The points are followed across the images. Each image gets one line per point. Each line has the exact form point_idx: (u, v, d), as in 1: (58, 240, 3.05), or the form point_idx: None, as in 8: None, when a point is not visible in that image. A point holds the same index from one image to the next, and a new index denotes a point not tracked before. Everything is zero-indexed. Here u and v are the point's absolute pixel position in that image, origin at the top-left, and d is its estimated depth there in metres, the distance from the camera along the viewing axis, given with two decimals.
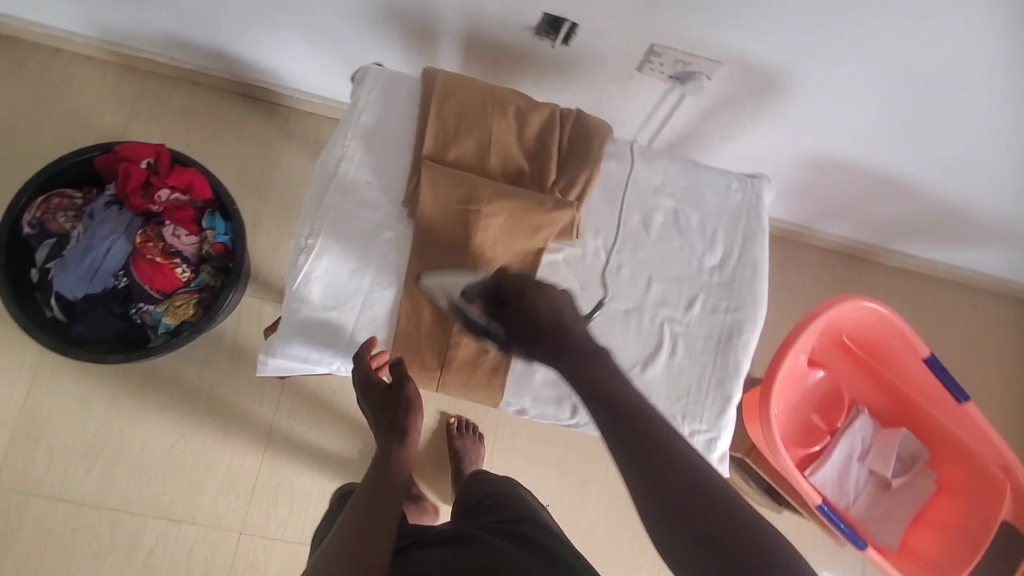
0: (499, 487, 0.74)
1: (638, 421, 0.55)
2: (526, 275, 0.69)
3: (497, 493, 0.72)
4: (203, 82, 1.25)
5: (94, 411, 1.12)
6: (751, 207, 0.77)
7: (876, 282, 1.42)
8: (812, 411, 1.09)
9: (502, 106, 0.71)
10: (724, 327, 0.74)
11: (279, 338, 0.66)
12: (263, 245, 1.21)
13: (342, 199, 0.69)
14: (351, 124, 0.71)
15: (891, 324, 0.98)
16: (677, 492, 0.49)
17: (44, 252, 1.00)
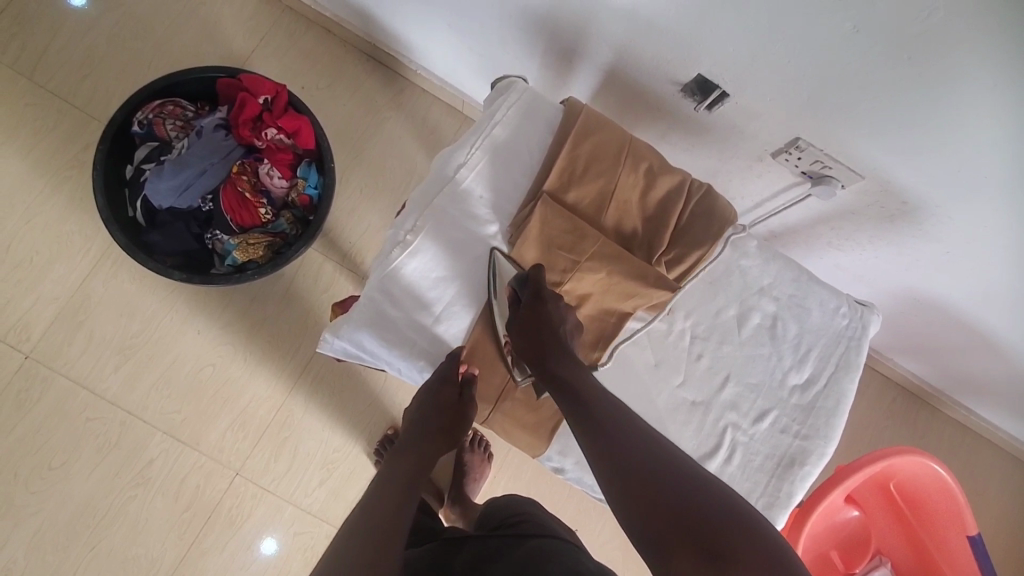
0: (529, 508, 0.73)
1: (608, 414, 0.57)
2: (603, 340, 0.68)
3: (524, 510, 0.71)
4: (335, 33, 1.26)
5: (140, 313, 1.14)
6: (853, 336, 0.72)
7: (934, 429, 1.34)
8: (833, 546, 1.05)
9: (635, 162, 0.68)
10: (788, 452, 0.70)
11: (346, 323, 0.65)
12: (343, 204, 1.22)
13: (452, 205, 0.66)
14: (481, 132, 0.68)
15: (949, 493, 0.93)
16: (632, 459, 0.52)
17: (144, 152, 1.01)
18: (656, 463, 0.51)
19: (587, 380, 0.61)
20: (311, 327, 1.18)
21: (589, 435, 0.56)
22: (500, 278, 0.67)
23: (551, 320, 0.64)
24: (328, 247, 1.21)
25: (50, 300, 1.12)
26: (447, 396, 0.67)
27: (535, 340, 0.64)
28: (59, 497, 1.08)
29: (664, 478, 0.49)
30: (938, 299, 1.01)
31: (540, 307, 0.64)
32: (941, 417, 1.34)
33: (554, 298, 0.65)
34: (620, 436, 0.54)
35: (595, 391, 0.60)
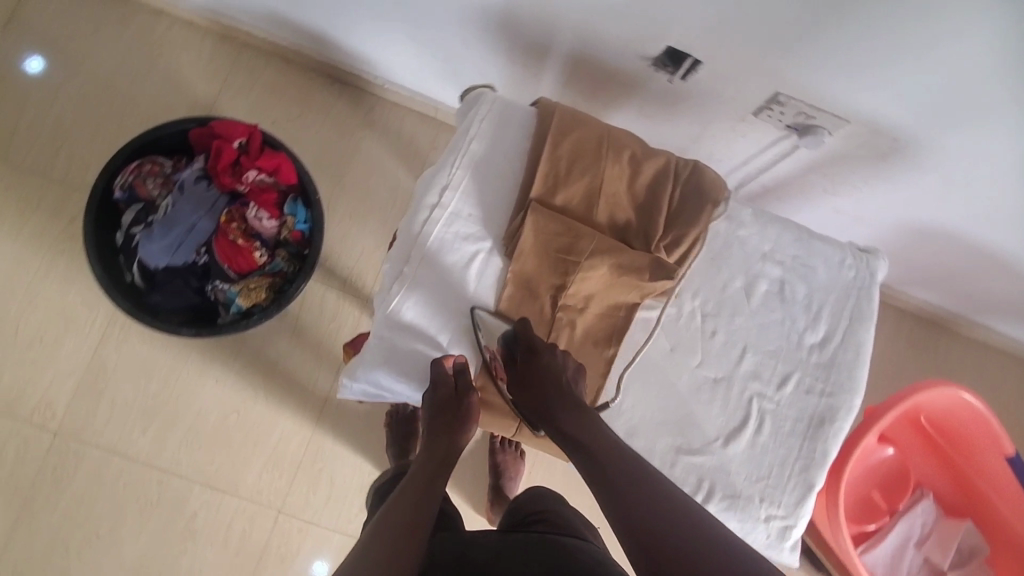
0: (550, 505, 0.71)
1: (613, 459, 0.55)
2: (616, 333, 0.68)
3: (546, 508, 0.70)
4: (296, 61, 1.24)
5: (157, 373, 1.15)
6: (863, 286, 0.72)
7: (956, 352, 1.34)
8: (873, 487, 1.05)
9: (618, 152, 0.68)
10: (816, 412, 0.70)
11: (362, 362, 0.65)
12: (335, 231, 1.22)
13: (444, 227, 0.67)
14: (460, 150, 0.68)
15: (985, 423, 0.92)
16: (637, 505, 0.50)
17: (130, 216, 1.01)
18: (648, 494, 0.51)
19: (589, 420, 0.61)
20: (325, 358, 1.19)
21: (585, 464, 0.56)
22: (488, 331, 0.67)
23: (549, 372, 0.63)
24: (328, 276, 1.21)
25: (67, 375, 1.13)
26: (444, 395, 0.63)
27: (535, 394, 0.63)
28: (113, 563, 1.10)
29: (657, 508, 0.50)
30: (942, 227, 1.00)
31: (536, 358, 0.64)
32: (962, 340, 1.34)
33: (550, 350, 0.65)
34: (614, 469, 0.54)
35: (592, 426, 0.60)
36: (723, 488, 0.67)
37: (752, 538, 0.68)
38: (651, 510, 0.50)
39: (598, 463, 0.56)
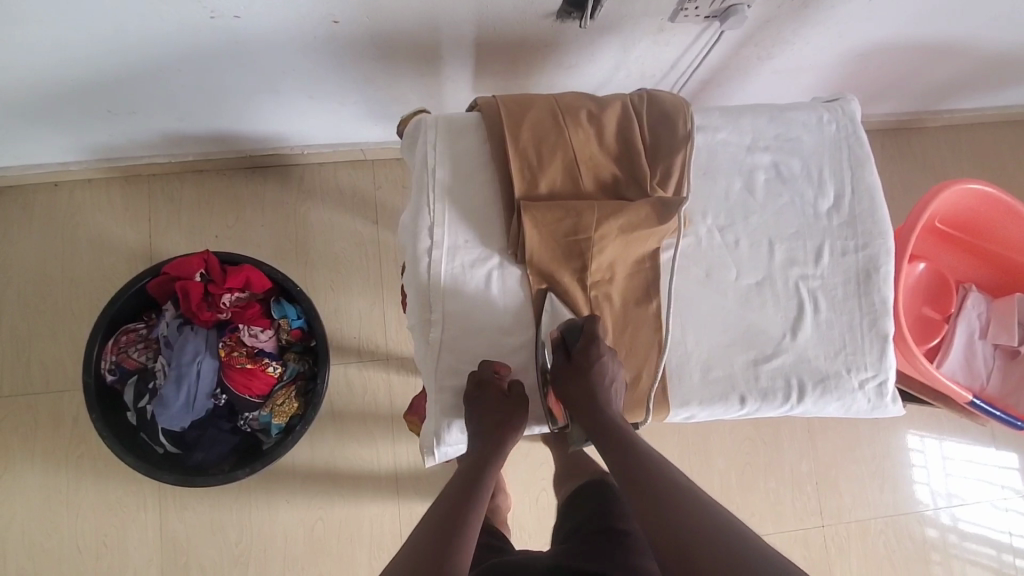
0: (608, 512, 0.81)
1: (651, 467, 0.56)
2: (652, 285, 0.67)
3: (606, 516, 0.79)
4: (210, 169, 1.19)
5: (228, 521, 1.12)
6: (849, 133, 0.72)
7: (930, 147, 1.37)
8: (923, 304, 1.08)
9: (575, 117, 0.66)
10: (860, 268, 0.70)
11: (438, 426, 0.63)
12: (326, 310, 1.19)
13: (450, 264, 0.65)
14: (428, 185, 0.66)
15: (996, 201, 0.95)
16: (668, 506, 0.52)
17: (132, 392, 0.98)
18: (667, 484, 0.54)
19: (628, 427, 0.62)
20: (377, 430, 1.17)
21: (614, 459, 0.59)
22: (552, 317, 0.66)
23: (599, 377, 0.63)
24: (342, 355, 1.18)
25: (146, 564, 1.10)
26: (490, 401, 0.61)
27: (580, 399, 0.63)
28: None
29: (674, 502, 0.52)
30: (881, 43, 1.00)
31: (582, 365, 0.63)
32: (932, 134, 1.37)
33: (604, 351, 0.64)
34: (649, 478, 0.55)
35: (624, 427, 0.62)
36: (811, 376, 0.68)
37: (855, 408, 0.69)
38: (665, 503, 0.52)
39: (626, 460, 0.58)
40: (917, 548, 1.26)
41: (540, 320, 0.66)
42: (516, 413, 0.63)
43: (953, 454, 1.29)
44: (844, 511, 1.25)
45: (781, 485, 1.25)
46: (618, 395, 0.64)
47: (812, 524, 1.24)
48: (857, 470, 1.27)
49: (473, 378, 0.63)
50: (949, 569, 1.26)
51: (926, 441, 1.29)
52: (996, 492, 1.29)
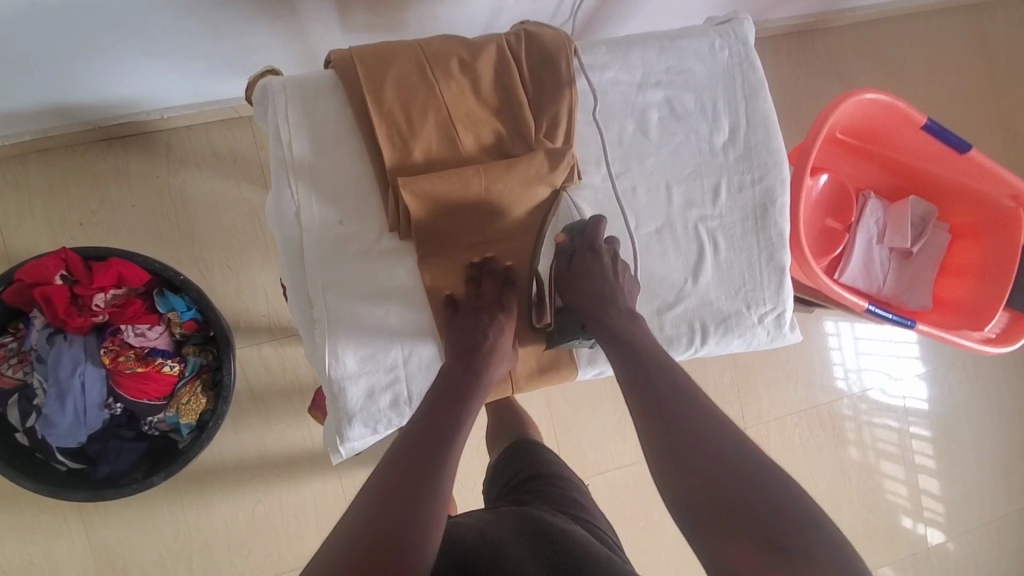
0: (542, 460, 0.79)
1: (664, 386, 0.55)
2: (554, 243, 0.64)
3: (541, 464, 0.78)
4: (55, 146, 1.02)
5: (162, 519, 1.09)
6: (741, 58, 0.68)
7: (834, 47, 1.35)
8: (825, 215, 1.10)
9: (445, 69, 0.59)
10: (756, 202, 0.69)
11: (333, 390, 0.59)
12: (226, 290, 1.09)
13: (325, 252, 0.59)
14: (285, 163, 0.58)
15: (892, 108, 0.95)
16: (693, 424, 0.51)
17: (16, 411, 0.89)
18: (720, 448, 0.49)
19: (652, 347, 0.59)
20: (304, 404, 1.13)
21: (644, 422, 0.54)
22: (558, 221, 0.65)
23: (598, 276, 0.62)
24: (252, 335, 1.11)
25: None
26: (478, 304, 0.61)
27: (586, 296, 0.62)
28: None
29: (744, 489, 0.46)
30: None
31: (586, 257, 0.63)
32: (836, 34, 1.35)
33: (608, 253, 0.64)
34: (666, 395, 0.54)
35: (661, 371, 0.56)
36: (713, 318, 0.68)
37: (755, 342, 0.70)
38: (714, 472, 0.48)
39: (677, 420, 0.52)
40: (829, 433, 1.38)
41: (542, 236, 0.63)
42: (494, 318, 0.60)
43: (863, 334, 1.39)
44: (764, 412, 1.35)
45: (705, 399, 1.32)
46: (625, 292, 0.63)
47: None
48: (774, 374, 1.36)
49: (469, 283, 0.62)
50: (861, 435, 1.40)
51: (840, 325, 1.39)
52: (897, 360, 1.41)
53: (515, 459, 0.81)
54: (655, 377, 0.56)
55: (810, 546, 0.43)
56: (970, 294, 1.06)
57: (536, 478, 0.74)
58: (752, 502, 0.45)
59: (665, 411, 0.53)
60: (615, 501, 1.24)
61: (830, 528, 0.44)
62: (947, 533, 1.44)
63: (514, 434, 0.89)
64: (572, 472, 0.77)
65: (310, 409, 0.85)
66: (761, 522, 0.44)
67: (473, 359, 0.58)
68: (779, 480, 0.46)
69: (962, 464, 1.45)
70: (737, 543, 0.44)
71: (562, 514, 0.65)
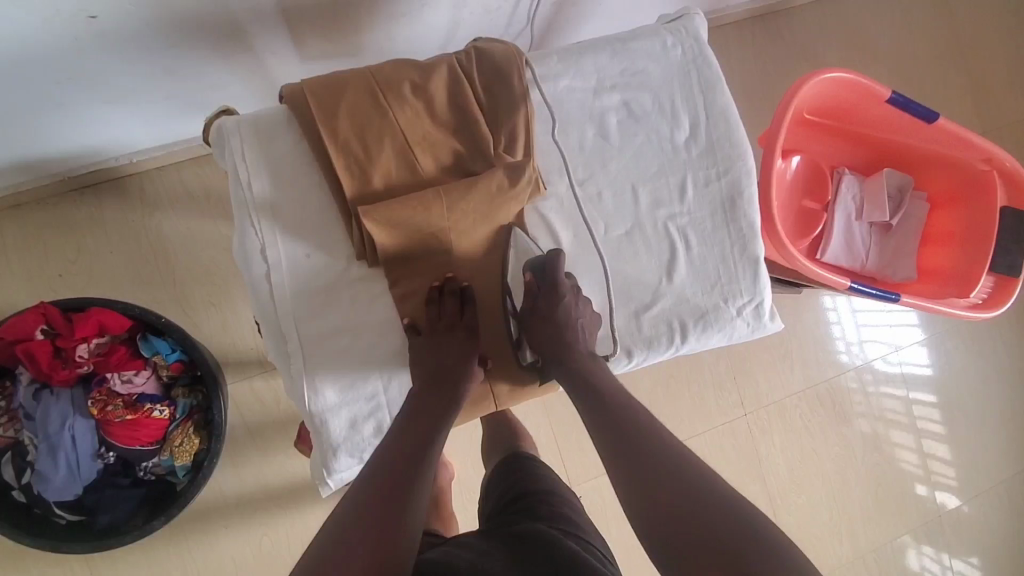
0: (534, 476, 0.79)
1: (626, 416, 0.56)
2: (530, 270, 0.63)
3: (533, 481, 0.78)
4: (27, 201, 1.02)
5: (170, 561, 1.09)
6: (695, 54, 0.69)
7: (797, 28, 1.35)
8: (802, 196, 1.10)
9: (398, 94, 0.59)
10: (724, 194, 0.69)
11: (314, 424, 0.59)
12: (211, 326, 1.09)
13: (296, 286, 0.59)
14: (246, 203, 0.58)
15: (856, 84, 0.96)
16: (655, 451, 0.53)
17: (10, 469, 0.88)
18: (688, 481, 0.50)
19: (605, 381, 0.60)
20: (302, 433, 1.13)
21: (612, 457, 0.54)
22: (519, 256, 0.64)
23: (565, 313, 0.62)
24: (243, 369, 1.11)
25: None
26: (437, 329, 0.60)
27: (548, 340, 0.62)
28: None
29: (710, 507, 0.47)
30: None
31: (549, 295, 0.62)
32: (798, 14, 1.35)
33: (570, 287, 0.63)
34: (627, 424, 0.56)
35: (627, 408, 0.57)
36: (691, 315, 0.68)
37: (736, 334, 0.70)
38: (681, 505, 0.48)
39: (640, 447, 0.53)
40: (829, 411, 1.38)
41: (506, 263, 0.64)
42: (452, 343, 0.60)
43: (859, 306, 1.40)
44: (762, 397, 1.35)
45: (702, 389, 1.32)
46: (587, 333, 0.63)
47: (736, 415, 1.33)
48: (769, 358, 1.36)
49: (429, 306, 0.61)
50: (870, 406, 1.40)
51: (837, 300, 1.39)
52: (891, 331, 1.41)
53: (508, 477, 0.81)
54: (622, 414, 0.57)
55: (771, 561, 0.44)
56: (953, 261, 1.07)
57: (529, 496, 0.74)
58: (720, 534, 0.46)
59: (632, 446, 0.54)
60: (621, 500, 1.24)
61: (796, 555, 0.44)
62: (957, 499, 1.44)
63: (508, 450, 0.89)
64: (564, 487, 0.77)
65: (296, 444, 0.85)
66: (730, 554, 0.44)
67: (444, 380, 0.59)
68: (744, 509, 0.47)
69: (965, 430, 1.45)
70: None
71: (554, 531, 0.65)
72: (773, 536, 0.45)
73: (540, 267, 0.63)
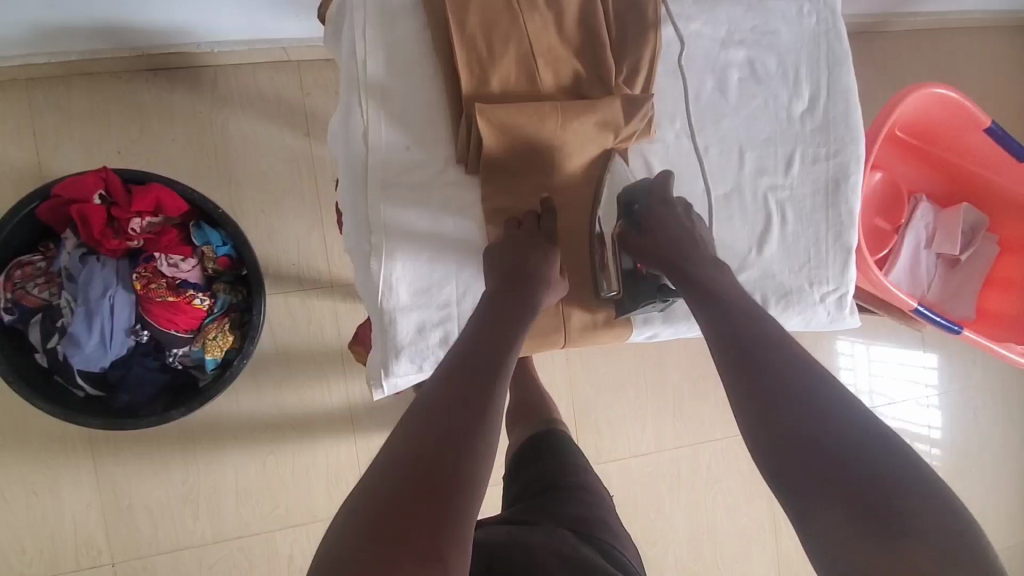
0: (567, 462, 0.75)
1: (758, 340, 0.50)
2: (633, 190, 0.60)
3: (566, 468, 0.74)
4: (100, 71, 1.01)
5: (171, 460, 1.07)
6: (829, 26, 0.66)
7: (892, 52, 1.32)
8: (875, 214, 1.08)
9: (531, 0, 0.57)
10: (829, 176, 0.67)
11: (382, 320, 0.57)
12: (258, 234, 1.07)
13: (391, 177, 0.57)
14: (356, 81, 0.56)
15: (957, 106, 0.94)
16: (790, 382, 0.47)
17: (38, 332, 0.86)
18: (831, 420, 0.44)
19: (735, 295, 0.55)
20: (326, 361, 1.11)
21: (736, 381, 0.49)
22: (613, 184, 0.62)
23: (674, 229, 0.58)
24: (280, 283, 1.09)
25: (86, 509, 1.05)
26: (516, 245, 0.56)
27: (658, 245, 0.57)
28: None
29: (855, 452, 0.42)
30: None
31: (654, 215, 0.59)
32: (894, 39, 1.32)
33: (680, 206, 0.60)
34: (760, 351, 0.50)
35: (758, 328, 0.51)
36: (775, 292, 0.66)
37: (813, 322, 0.68)
38: (819, 448, 0.43)
39: (775, 375, 0.48)
40: None
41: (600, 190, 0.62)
42: (528, 260, 0.55)
43: (877, 356, 1.36)
44: None
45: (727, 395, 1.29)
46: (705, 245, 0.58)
47: None
48: None
49: (511, 224, 0.58)
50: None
51: (856, 348, 1.35)
52: (909, 381, 1.38)
53: (538, 458, 0.77)
54: (747, 334, 0.51)
55: (918, 518, 0.39)
56: (1017, 307, 1.04)
57: (560, 487, 0.70)
58: (869, 483, 0.41)
59: (757, 376, 0.48)
60: (628, 491, 1.22)
61: (956, 511, 0.40)
62: None
63: (540, 422, 0.85)
64: (595, 480, 0.73)
65: (350, 347, 0.84)
66: (877, 503, 0.40)
67: (508, 295, 0.53)
68: (901, 452, 0.42)
69: (979, 490, 1.42)
70: (843, 523, 0.40)
71: (586, 541, 0.62)
72: (934, 485, 0.40)
73: (643, 189, 0.60)
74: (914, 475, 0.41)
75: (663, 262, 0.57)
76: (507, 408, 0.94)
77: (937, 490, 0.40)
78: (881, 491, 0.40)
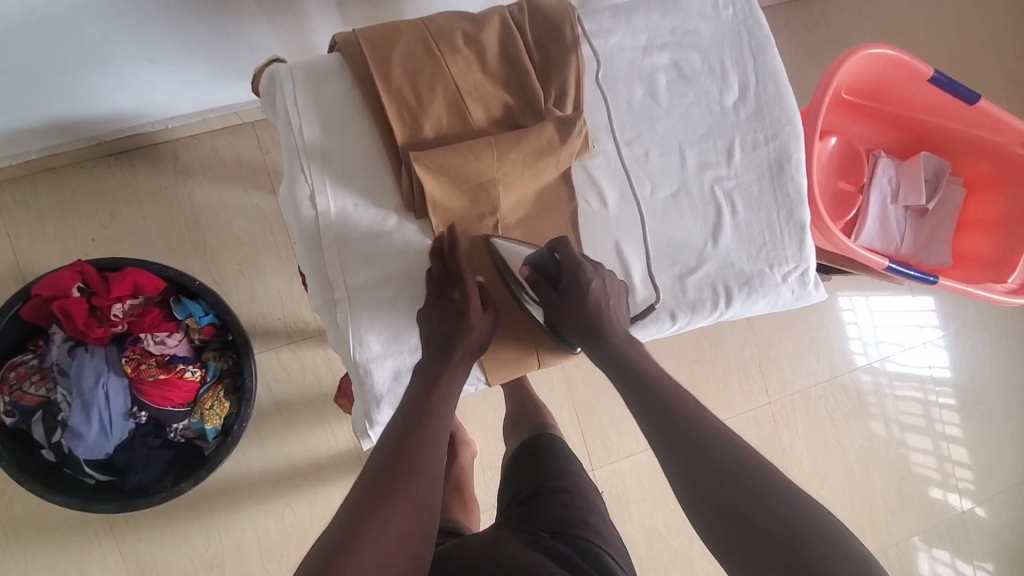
0: (553, 466, 0.75)
1: (674, 407, 0.55)
2: (542, 259, 0.60)
3: (553, 473, 0.74)
4: (63, 165, 1.03)
5: (192, 529, 1.09)
6: (746, 15, 0.68)
7: (832, 13, 1.34)
8: (837, 178, 1.10)
9: (451, 44, 0.59)
10: (772, 159, 0.68)
11: (358, 372, 0.59)
12: (241, 295, 1.09)
13: (344, 235, 0.58)
14: (297, 149, 0.58)
15: (896, 62, 0.95)
16: (705, 446, 0.52)
17: (41, 428, 0.88)
18: (745, 479, 0.49)
19: (650, 364, 0.60)
20: (327, 407, 1.13)
21: (660, 448, 0.54)
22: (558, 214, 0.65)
23: (583, 304, 0.60)
24: (270, 339, 1.10)
25: None
26: (449, 289, 0.58)
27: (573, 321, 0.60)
28: None
29: (768, 507, 0.47)
30: None
31: (568, 288, 0.60)
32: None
33: (588, 273, 0.61)
34: (677, 416, 0.55)
35: (674, 393, 0.57)
36: (736, 280, 0.67)
37: (780, 301, 0.69)
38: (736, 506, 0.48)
39: (693, 440, 0.53)
40: (855, 401, 1.36)
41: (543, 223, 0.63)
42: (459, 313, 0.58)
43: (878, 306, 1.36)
44: (787, 386, 1.33)
45: (726, 375, 1.30)
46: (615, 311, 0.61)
47: (760, 403, 1.32)
48: (796, 346, 1.34)
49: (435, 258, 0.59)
50: (880, 412, 1.37)
51: (855, 300, 1.36)
52: (913, 327, 1.38)
53: (527, 466, 0.77)
54: (666, 404, 0.56)
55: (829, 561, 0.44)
56: (992, 246, 1.05)
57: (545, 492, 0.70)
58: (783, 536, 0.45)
59: (678, 442, 0.53)
60: (642, 485, 1.23)
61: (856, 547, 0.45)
62: (980, 497, 1.41)
63: (533, 429, 0.87)
64: (584, 481, 0.73)
65: (335, 401, 0.86)
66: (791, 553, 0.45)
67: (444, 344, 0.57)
68: (804, 504, 0.47)
69: (990, 427, 1.43)
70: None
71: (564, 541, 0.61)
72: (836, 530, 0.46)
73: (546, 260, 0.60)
74: (817, 520, 0.46)
75: (579, 332, 0.61)
76: (505, 421, 0.95)
77: (834, 531, 0.46)
78: (791, 540, 0.45)
